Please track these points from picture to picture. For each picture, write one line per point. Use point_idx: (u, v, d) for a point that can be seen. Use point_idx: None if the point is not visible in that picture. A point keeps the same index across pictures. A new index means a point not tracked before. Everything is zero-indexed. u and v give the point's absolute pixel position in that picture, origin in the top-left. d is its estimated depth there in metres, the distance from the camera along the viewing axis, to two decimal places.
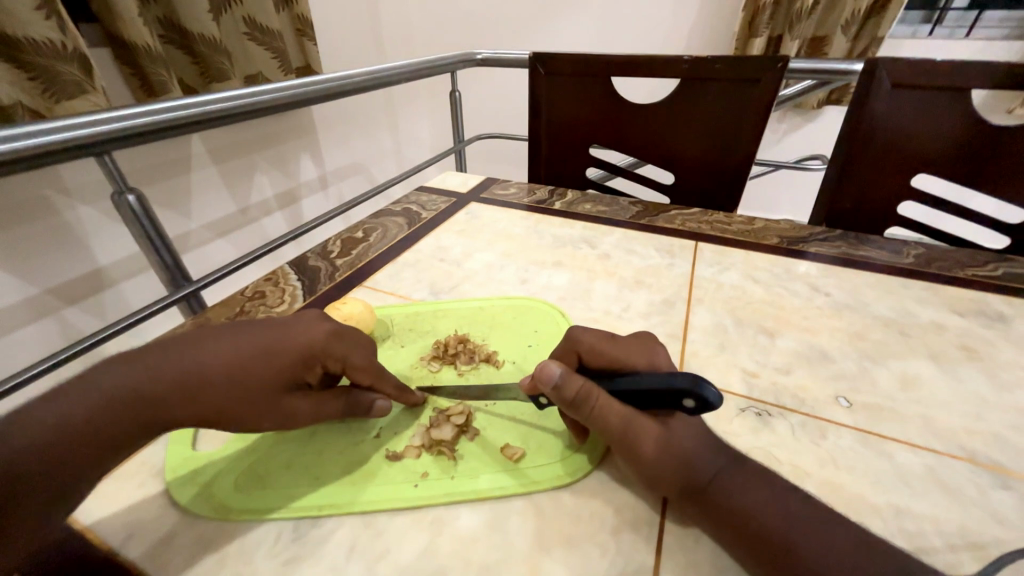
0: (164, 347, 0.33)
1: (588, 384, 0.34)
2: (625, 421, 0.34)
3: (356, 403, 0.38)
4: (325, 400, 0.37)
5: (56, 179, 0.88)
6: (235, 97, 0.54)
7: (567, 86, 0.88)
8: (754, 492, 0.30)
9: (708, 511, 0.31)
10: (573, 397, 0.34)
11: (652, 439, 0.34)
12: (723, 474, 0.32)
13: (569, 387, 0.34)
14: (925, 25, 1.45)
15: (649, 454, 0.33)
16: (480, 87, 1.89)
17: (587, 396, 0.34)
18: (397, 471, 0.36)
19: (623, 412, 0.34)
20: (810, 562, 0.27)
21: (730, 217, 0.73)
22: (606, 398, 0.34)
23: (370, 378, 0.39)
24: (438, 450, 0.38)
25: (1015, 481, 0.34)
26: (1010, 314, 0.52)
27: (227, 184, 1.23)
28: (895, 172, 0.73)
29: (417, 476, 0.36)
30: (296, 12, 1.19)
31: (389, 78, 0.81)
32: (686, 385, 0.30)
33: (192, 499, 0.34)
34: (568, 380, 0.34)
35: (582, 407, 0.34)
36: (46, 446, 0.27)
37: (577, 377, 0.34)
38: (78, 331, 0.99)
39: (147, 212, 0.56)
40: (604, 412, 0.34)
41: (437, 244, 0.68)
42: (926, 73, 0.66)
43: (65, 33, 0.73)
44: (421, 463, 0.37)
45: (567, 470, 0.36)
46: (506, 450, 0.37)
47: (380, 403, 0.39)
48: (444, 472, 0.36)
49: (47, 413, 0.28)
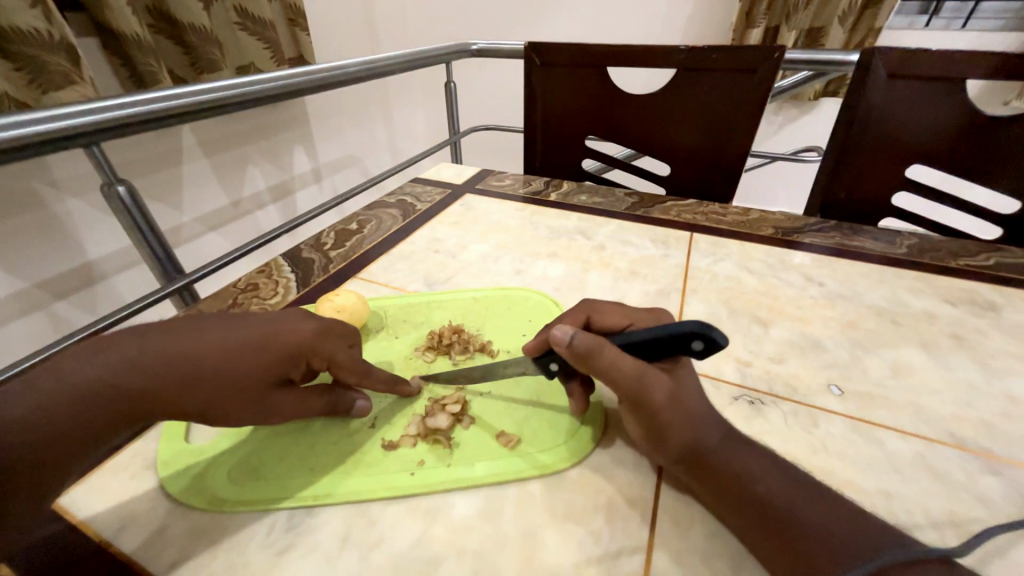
0: (137, 340, 0.32)
1: (599, 338, 0.33)
2: (638, 369, 0.32)
3: (339, 401, 0.38)
4: (310, 397, 0.37)
5: (44, 171, 0.87)
6: (225, 86, 0.53)
7: (562, 76, 0.87)
8: (753, 463, 0.32)
9: (707, 478, 0.31)
10: (585, 349, 0.32)
11: (664, 389, 0.33)
12: (720, 448, 0.32)
13: (581, 342, 0.32)
14: (922, 16, 1.45)
15: (662, 405, 0.32)
16: (475, 78, 1.88)
17: (599, 350, 0.32)
18: (395, 460, 0.36)
19: (635, 362, 0.32)
20: (803, 530, 0.28)
21: (725, 208, 0.73)
22: (617, 352, 0.33)
23: (355, 377, 0.38)
24: (433, 439, 0.38)
25: (1004, 467, 0.35)
26: (1001, 303, 0.52)
27: (219, 177, 1.22)
28: (890, 162, 0.73)
29: (414, 464, 0.36)
30: (288, 1, 1.17)
31: (384, 68, 0.80)
32: (696, 329, 0.30)
33: (186, 494, 0.34)
34: (581, 336, 0.32)
35: (594, 362, 0.33)
36: (20, 442, 0.28)
37: (589, 333, 0.33)
38: (69, 325, 0.99)
39: (137, 202, 0.55)
40: (616, 364, 0.32)
41: (431, 235, 0.67)
42: (922, 62, 0.65)
43: (50, 22, 0.71)
44: (417, 451, 0.37)
45: (563, 454, 0.36)
46: (501, 437, 0.38)
47: (361, 404, 0.39)
48: (440, 459, 0.36)
49: (20, 409, 0.28)
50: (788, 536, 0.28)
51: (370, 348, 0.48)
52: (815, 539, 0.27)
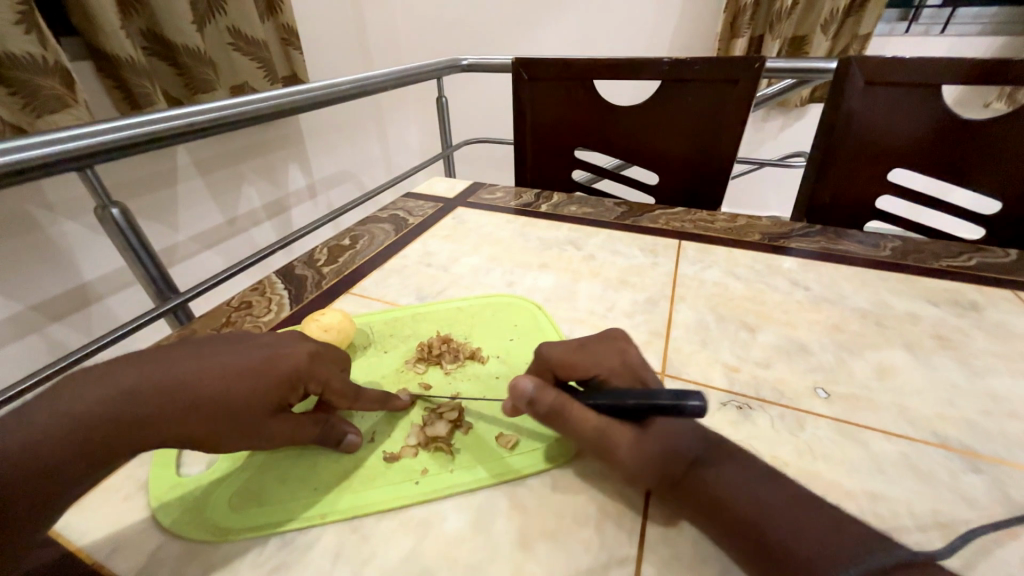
0: (134, 366, 0.33)
1: (563, 399, 0.34)
2: (601, 429, 0.34)
3: (330, 432, 0.37)
4: (306, 424, 0.36)
5: (39, 194, 0.87)
6: (219, 108, 0.54)
7: (550, 89, 0.89)
8: (732, 477, 0.32)
9: (694, 507, 0.31)
10: (548, 410, 0.34)
11: (628, 441, 0.33)
12: (698, 464, 0.33)
13: (543, 401, 0.34)
14: (902, 23, 1.48)
15: (624, 458, 0.33)
16: (467, 91, 1.90)
17: (562, 409, 0.34)
18: (398, 471, 0.37)
19: (599, 422, 0.34)
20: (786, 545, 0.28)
21: (713, 215, 0.74)
22: (581, 410, 0.34)
23: (347, 402, 0.39)
24: (435, 446, 0.38)
25: (987, 465, 0.35)
26: (982, 302, 0.53)
27: (214, 195, 1.23)
28: (871, 166, 0.74)
29: (418, 474, 0.36)
30: (281, 21, 1.19)
31: (376, 86, 0.81)
32: (671, 402, 0.31)
33: (187, 526, 0.33)
34: (541, 394, 0.34)
35: (558, 420, 0.34)
36: (9, 472, 0.27)
37: (551, 391, 0.35)
38: (64, 347, 0.98)
39: (132, 224, 0.56)
40: (578, 423, 0.34)
41: (423, 249, 0.68)
42: (897, 69, 0.67)
43: (46, 47, 0.72)
44: (419, 460, 0.38)
45: (552, 456, 0.37)
46: (500, 439, 0.39)
47: (351, 437, 0.38)
48: (442, 466, 0.37)
49: (14, 438, 0.28)
50: (773, 555, 0.28)
51: (361, 362, 0.48)
52: (797, 552, 0.27)
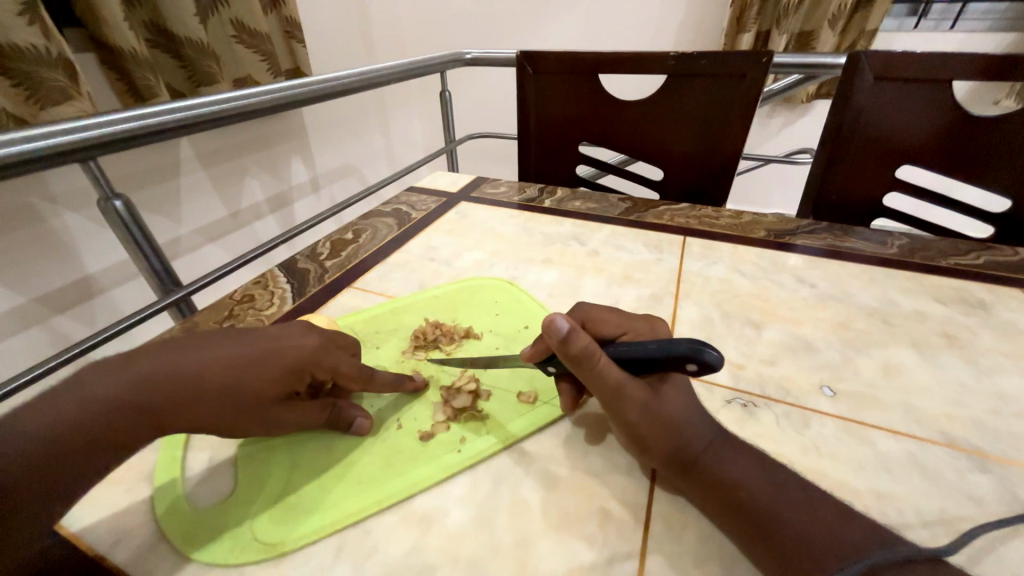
0: (144, 357, 0.32)
1: (592, 345, 0.34)
2: (619, 383, 0.34)
3: (339, 416, 0.38)
4: (312, 409, 0.38)
5: (42, 187, 0.87)
6: (222, 99, 0.54)
7: (554, 84, 0.88)
8: (740, 462, 0.32)
9: (704, 489, 0.32)
10: (579, 352, 0.33)
11: (640, 399, 0.34)
12: (714, 446, 0.33)
13: (575, 343, 0.33)
14: (911, 18, 1.47)
15: (632, 414, 0.34)
16: (471, 86, 1.89)
17: (591, 355, 0.33)
18: (439, 444, 0.38)
19: (618, 374, 0.34)
20: (788, 534, 0.28)
21: (719, 211, 0.74)
22: (606, 358, 0.34)
23: (360, 385, 0.39)
24: (465, 416, 0.40)
25: (996, 465, 0.35)
26: (991, 301, 0.52)
27: (217, 188, 1.23)
28: (880, 163, 0.73)
29: (459, 442, 0.38)
30: (284, 13, 1.18)
31: (381, 79, 0.80)
32: (687, 349, 0.30)
33: (186, 517, 0.33)
34: (576, 337, 0.33)
35: (585, 362, 0.34)
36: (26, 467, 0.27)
37: (585, 334, 0.34)
38: (69, 339, 0.99)
39: (134, 216, 0.55)
40: (602, 370, 0.34)
41: (426, 244, 0.68)
42: (907, 65, 0.66)
43: (48, 39, 0.72)
44: (455, 432, 0.39)
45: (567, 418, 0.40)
46: (520, 404, 0.41)
47: (361, 421, 0.38)
48: (478, 431, 0.39)
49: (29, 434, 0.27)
50: (775, 546, 0.28)
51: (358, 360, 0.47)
52: (805, 544, 0.28)
